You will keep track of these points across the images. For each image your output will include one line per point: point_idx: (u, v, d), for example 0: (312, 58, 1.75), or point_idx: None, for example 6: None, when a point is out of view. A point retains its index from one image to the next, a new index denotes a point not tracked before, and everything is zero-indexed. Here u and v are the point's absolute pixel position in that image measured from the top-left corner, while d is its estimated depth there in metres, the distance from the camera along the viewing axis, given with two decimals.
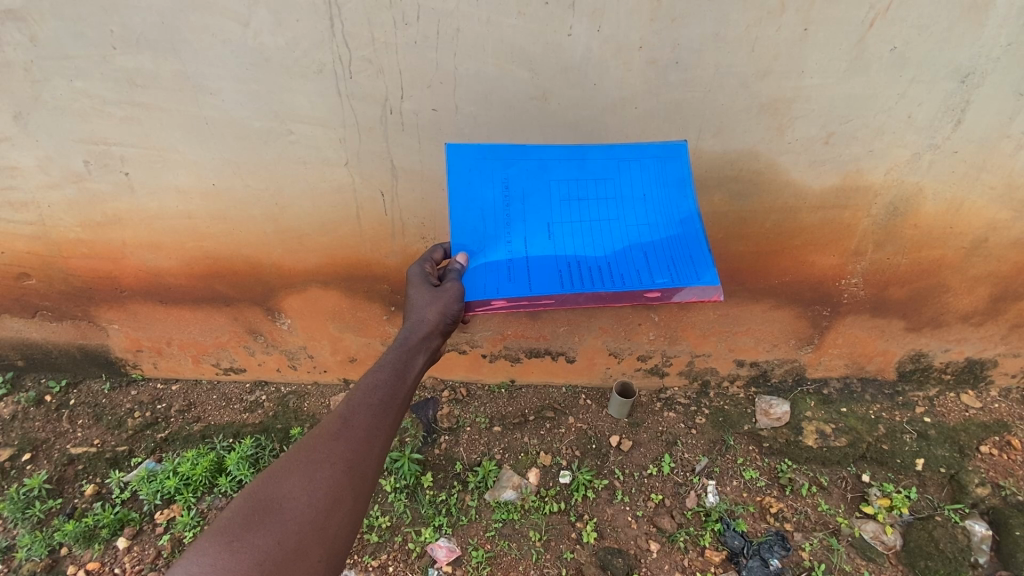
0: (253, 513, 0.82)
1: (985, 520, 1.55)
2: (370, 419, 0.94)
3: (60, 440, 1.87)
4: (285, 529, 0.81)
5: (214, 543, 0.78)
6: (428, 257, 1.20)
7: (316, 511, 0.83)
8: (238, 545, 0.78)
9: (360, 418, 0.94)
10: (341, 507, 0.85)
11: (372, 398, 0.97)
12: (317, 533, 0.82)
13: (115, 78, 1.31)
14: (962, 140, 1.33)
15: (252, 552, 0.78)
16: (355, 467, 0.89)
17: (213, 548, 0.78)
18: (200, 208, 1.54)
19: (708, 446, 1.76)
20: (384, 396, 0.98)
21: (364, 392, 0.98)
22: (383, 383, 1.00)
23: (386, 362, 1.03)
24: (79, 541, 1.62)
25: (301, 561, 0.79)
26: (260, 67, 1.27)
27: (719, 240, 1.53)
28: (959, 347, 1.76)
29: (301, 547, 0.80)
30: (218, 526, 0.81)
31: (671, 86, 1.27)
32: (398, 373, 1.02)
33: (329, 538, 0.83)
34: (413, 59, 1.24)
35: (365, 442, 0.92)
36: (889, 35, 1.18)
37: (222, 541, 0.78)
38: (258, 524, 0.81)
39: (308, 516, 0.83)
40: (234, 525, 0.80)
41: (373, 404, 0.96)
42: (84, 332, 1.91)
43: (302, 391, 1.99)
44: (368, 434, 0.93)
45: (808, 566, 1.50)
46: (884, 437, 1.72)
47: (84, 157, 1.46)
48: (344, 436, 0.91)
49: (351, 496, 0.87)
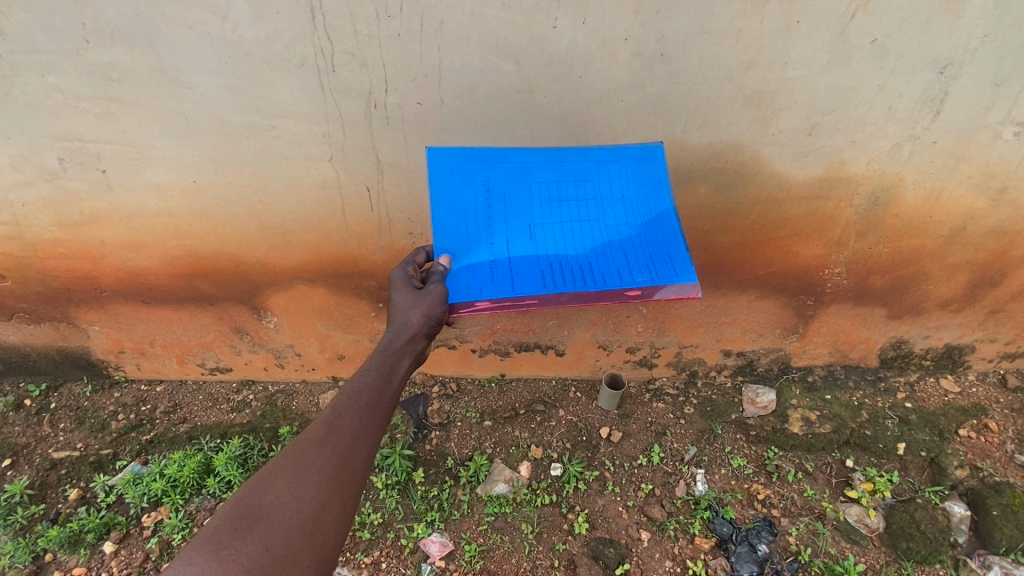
0: (242, 517, 0.81)
1: (964, 501, 1.59)
2: (358, 423, 0.94)
3: (41, 445, 1.83)
4: (274, 534, 0.80)
5: (200, 549, 0.77)
6: (411, 260, 1.20)
7: (305, 515, 0.83)
8: (225, 550, 0.77)
9: (346, 422, 0.93)
10: (330, 511, 0.85)
11: (358, 403, 0.97)
12: (307, 538, 0.82)
13: (90, 72, 1.28)
14: (941, 130, 1.36)
15: (240, 559, 0.77)
16: (342, 472, 0.89)
17: (200, 554, 0.77)
18: (181, 205, 1.51)
19: (697, 436, 1.79)
20: (369, 400, 0.98)
21: (350, 396, 0.97)
22: (370, 387, 0.99)
23: (371, 366, 1.03)
24: (64, 547, 1.59)
25: (292, 564, 0.79)
26: (239, 60, 1.24)
27: (706, 231, 1.55)
28: (938, 334, 1.80)
29: (291, 551, 0.80)
30: (204, 531, 0.80)
31: (656, 78, 1.27)
32: (385, 378, 1.02)
33: (318, 542, 0.83)
34: (397, 52, 1.22)
35: (353, 445, 0.92)
36: (870, 27, 1.20)
37: (210, 547, 0.78)
38: (245, 530, 0.80)
39: (297, 520, 0.82)
40: (221, 529, 0.80)
41: (360, 408, 0.96)
42: (62, 334, 1.87)
43: (290, 390, 1.97)
44: (356, 438, 0.93)
45: (794, 551, 1.54)
46: (867, 423, 1.76)
47: (59, 154, 1.42)
48: (332, 440, 0.91)
49: (340, 499, 0.87)
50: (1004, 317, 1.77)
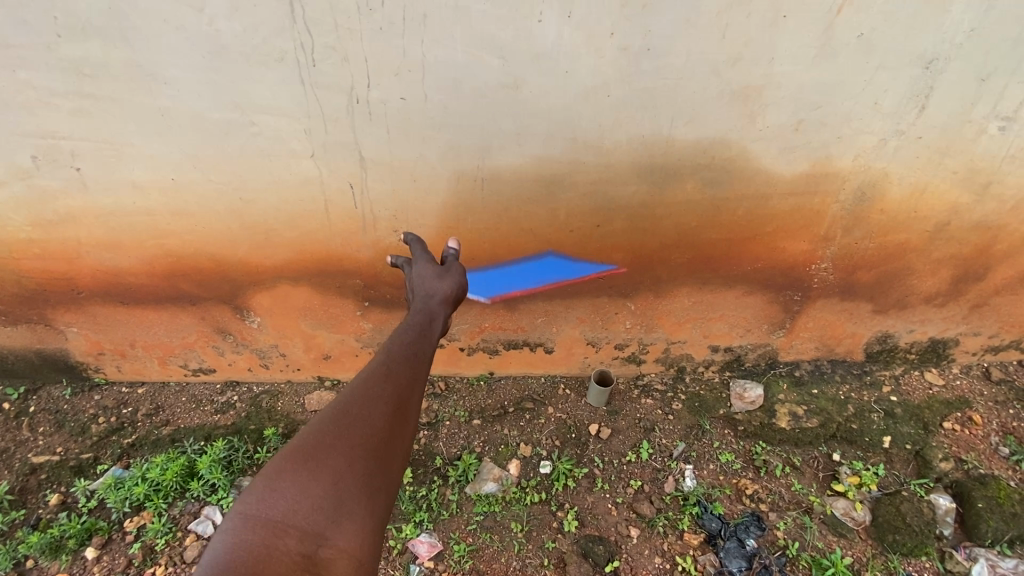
0: (316, 445, 0.82)
1: (949, 493, 1.61)
2: (409, 371, 0.97)
3: (19, 450, 1.79)
4: (352, 457, 0.82)
5: (278, 480, 0.78)
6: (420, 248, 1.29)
7: (376, 443, 0.85)
8: (306, 476, 0.79)
9: (391, 383, 0.93)
10: (394, 445, 0.87)
11: (406, 354, 1.00)
12: (379, 466, 0.84)
13: (63, 68, 1.24)
14: (926, 125, 1.36)
15: (310, 497, 0.77)
16: (401, 412, 0.91)
17: (280, 482, 0.78)
18: (160, 204, 1.48)
19: (685, 431, 1.79)
20: (407, 363, 0.98)
21: (397, 347, 1.01)
22: (411, 341, 1.03)
23: (408, 324, 1.05)
24: (45, 553, 1.56)
25: (366, 491, 0.81)
26: (218, 55, 1.22)
27: (694, 228, 1.54)
28: (922, 328, 1.81)
29: (367, 476, 0.82)
30: (277, 462, 0.80)
31: (643, 73, 1.26)
32: (421, 337, 1.05)
33: (387, 472, 0.85)
34: (379, 46, 1.20)
35: (407, 387, 0.95)
36: (855, 21, 1.19)
37: (288, 476, 0.78)
38: (322, 456, 0.81)
39: (370, 448, 0.84)
40: (297, 457, 0.81)
41: (409, 358, 1.00)
42: (40, 336, 1.83)
43: (275, 390, 1.95)
44: (410, 381, 0.96)
45: (782, 545, 1.55)
46: (853, 417, 1.77)
47: (32, 152, 1.38)
48: (388, 381, 0.93)
49: (401, 435, 0.89)
50: (987, 311, 1.79)
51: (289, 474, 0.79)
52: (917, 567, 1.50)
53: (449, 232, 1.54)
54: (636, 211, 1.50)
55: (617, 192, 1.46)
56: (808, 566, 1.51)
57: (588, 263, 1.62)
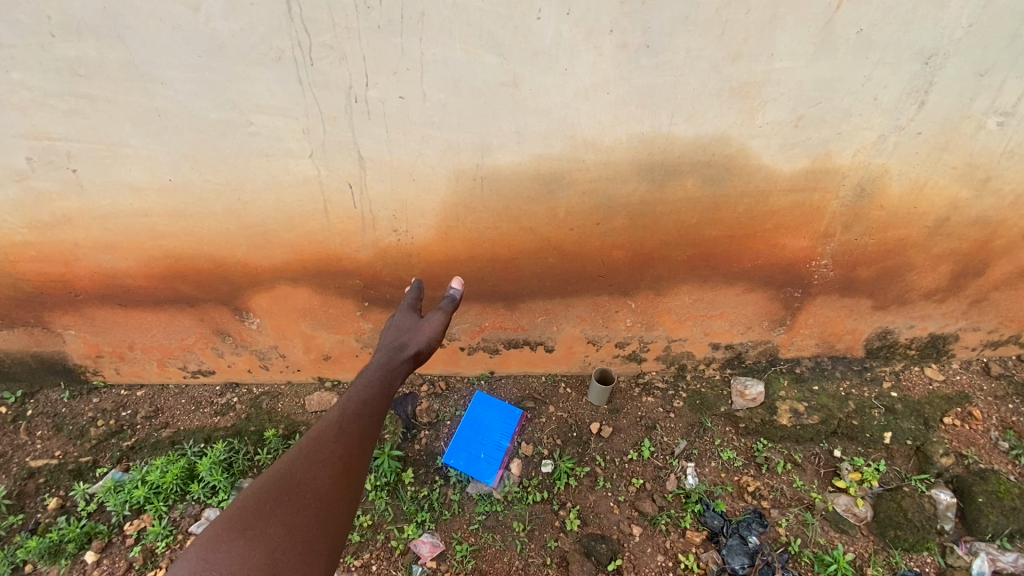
0: (258, 512, 0.92)
1: (949, 488, 1.62)
2: (367, 420, 1.13)
3: (18, 453, 1.79)
4: (291, 522, 0.91)
5: (214, 550, 0.86)
6: (409, 300, 1.50)
7: (318, 505, 0.95)
8: (239, 546, 0.86)
9: (371, 397, 1.19)
10: (342, 502, 0.98)
11: (365, 407, 1.16)
12: (320, 527, 0.93)
13: (56, 67, 1.23)
14: (926, 121, 1.36)
15: (264, 541, 0.87)
16: (353, 461, 1.04)
17: (214, 552, 0.85)
18: (156, 205, 1.47)
19: (686, 429, 1.80)
20: (384, 381, 1.25)
21: (357, 401, 1.17)
22: (376, 389, 1.22)
23: (372, 378, 1.25)
24: (44, 557, 1.55)
25: (307, 554, 0.89)
26: (214, 54, 1.20)
27: (694, 224, 1.54)
28: (922, 323, 1.81)
29: (308, 540, 0.91)
30: (216, 531, 0.89)
31: (643, 70, 1.25)
32: (382, 393, 1.22)
33: (331, 531, 0.94)
34: (377, 43, 1.19)
35: (368, 435, 1.11)
36: (855, 17, 1.19)
37: (225, 546, 0.86)
38: (260, 523, 0.90)
39: (312, 509, 0.94)
40: (235, 526, 0.89)
41: (368, 410, 1.15)
42: (38, 339, 1.82)
43: (276, 392, 1.94)
44: (370, 431, 1.12)
45: (784, 541, 1.55)
46: (855, 413, 1.78)
47: (27, 153, 1.37)
48: (347, 430, 1.09)
49: (352, 490, 1.00)
50: (986, 306, 1.79)
51: (225, 544, 0.87)
52: (920, 562, 1.50)
53: (449, 231, 1.54)
54: (636, 209, 1.50)
55: (617, 190, 1.46)
56: (810, 562, 1.52)
57: (588, 261, 1.61)
